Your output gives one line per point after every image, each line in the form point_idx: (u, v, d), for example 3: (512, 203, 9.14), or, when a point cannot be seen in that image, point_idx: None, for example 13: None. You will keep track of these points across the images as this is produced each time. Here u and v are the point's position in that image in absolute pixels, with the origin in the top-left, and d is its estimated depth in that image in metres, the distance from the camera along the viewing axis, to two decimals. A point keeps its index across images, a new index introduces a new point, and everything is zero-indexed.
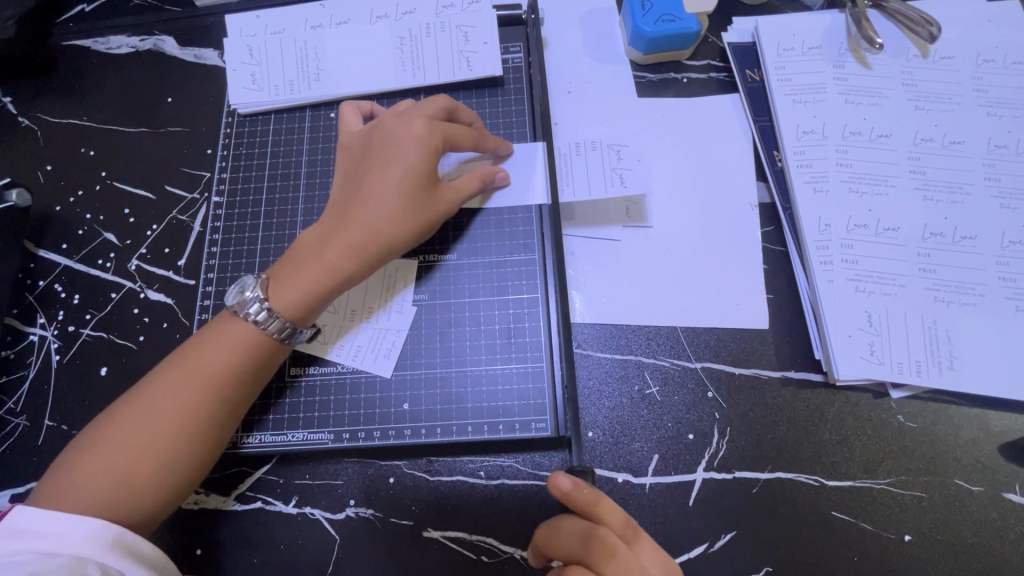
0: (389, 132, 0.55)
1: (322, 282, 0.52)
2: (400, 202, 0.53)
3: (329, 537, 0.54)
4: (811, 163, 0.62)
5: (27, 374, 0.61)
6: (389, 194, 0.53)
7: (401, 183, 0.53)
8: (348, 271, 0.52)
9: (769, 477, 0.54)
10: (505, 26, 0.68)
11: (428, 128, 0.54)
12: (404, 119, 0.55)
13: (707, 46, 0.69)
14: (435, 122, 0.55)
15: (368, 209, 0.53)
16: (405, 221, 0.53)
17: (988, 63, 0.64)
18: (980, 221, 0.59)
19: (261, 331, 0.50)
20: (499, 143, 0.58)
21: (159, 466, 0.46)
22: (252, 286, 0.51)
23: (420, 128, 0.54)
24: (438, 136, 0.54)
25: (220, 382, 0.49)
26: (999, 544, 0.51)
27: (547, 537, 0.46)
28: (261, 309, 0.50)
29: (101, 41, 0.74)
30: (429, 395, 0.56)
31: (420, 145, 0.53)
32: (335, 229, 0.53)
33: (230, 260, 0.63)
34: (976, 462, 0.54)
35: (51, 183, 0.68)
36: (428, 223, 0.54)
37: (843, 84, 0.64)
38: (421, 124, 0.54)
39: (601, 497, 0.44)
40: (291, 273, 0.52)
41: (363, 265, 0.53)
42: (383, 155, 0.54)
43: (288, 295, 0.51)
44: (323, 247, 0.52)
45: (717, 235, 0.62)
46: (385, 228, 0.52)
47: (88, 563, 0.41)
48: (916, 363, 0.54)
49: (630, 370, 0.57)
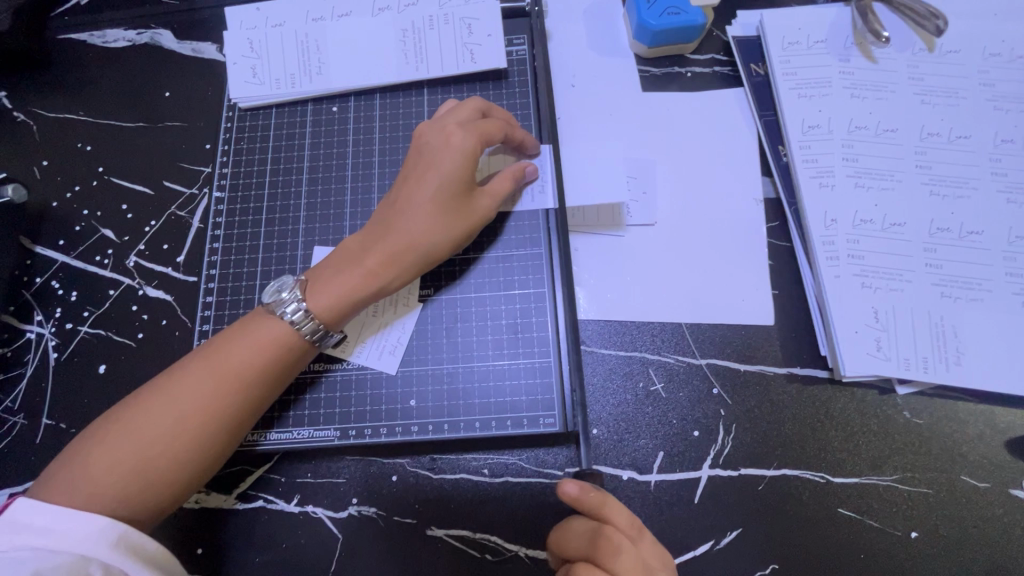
0: (427, 138, 0.55)
1: (358, 287, 0.51)
2: (437, 208, 0.53)
3: (331, 535, 0.54)
4: (817, 158, 0.61)
5: (24, 371, 0.60)
6: (423, 201, 0.53)
7: (440, 191, 0.53)
8: (384, 278, 0.52)
9: (775, 474, 0.53)
10: (509, 19, 0.68)
11: (466, 138, 0.54)
12: (440, 125, 0.56)
13: (711, 40, 0.68)
14: (472, 128, 0.55)
15: (407, 219, 0.53)
16: (443, 228, 0.53)
17: (994, 57, 0.63)
18: (986, 216, 0.58)
19: (296, 332, 0.50)
20: (535, 150, 0.60)
21: (175, 465, 0.45)
22: (291, 286, 0.52)
23: (456, 135, 0.54)
24: (473, 141, 0.54)
25: (245, 385, 0.48)
26: (1004, 540, 0.51)
27: (556, 541, 0.47)
28: (298, 309, 0.50)
29: (98, 34, 0.73)
30: (435, 391, 0.56)
31: (457, 151, 0.54)
32: (374, 236, 0.53)
33: (231, 258, 0.62)
34: (981, 459, 0.53)
35: (46, 179, 0.67)
36: (459, 228, 0.54)
37: (849, 78, 0.64)
38: (459, 133, 0.54)
39: (609, 498, 0.46)
40: (330, 275, 0.52)
41: (399, 273, 0.53)
42: (420, 163, 0.55)
43: (323, 299, 0.51)
44: (361, 255, 0.52)
45: (723, 229, 0.61)
46: (423, 235, 0.52)
47: (91, 563, 0.40)
48: (922, 359, 0.54)
49: (635, 367, 0.57)
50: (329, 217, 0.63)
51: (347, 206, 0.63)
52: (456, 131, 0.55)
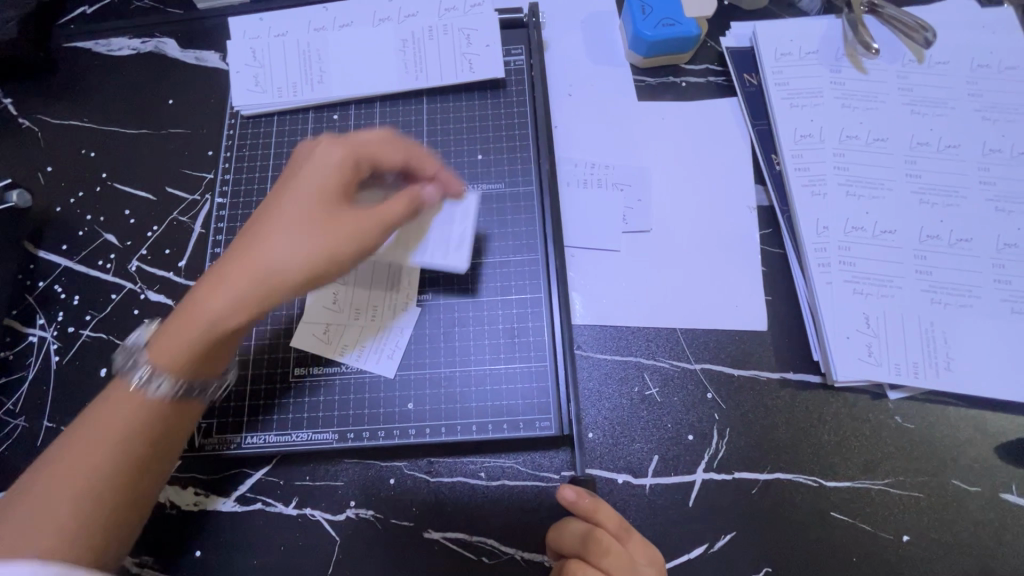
0: (299, 164, 0.51)
1: (198, 318, 0.45)
2: (289, 225, 0.47)
3: (329, 538, 0.54)
4: (809, 166, 0.62)
5: (26, 374, 0.61)
6: (276, 221, 0.47)
7: (298, 210, 0.47)
8: (223, 304, 0.45)
9: (768, 478, 0.54)
10: (507, 30, 0.69)
11: (336, 159, 0.50)
12: (312, 150, 0.52)
13: (705, 51, 0.70)
14: (341, 148, 0.50)
15: (255, 240, 0.47)
16: (294, 245, 0.46)
17: (983, 68, 0.65)
18: (975, 223, 0.59)
19: (145, 393, 0.46)
20: (454, 189, 0.55)
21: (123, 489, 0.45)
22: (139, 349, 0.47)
23: (325, 155, 0.50)
24: (343, 163, 0.50)
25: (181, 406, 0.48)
26: (995, 543, 0.52)
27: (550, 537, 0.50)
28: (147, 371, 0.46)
29: (103, 42, 0.74)
30: (433, 395, 0.56)
31: (322, 165, 0.49)
32: (224, 261, 0.47)
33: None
34: (973, 464, 0.54)
35: (51, 184, 0.68)
36: (317, 245, 0.46)
37: (840, 88, 0.65)
38: (330, 155, 0.50)
39: (601, 503, 0.48)
40: (179, 313, 0.47)
41: (240, 302, 0.45)
42: (285, 186, 0.50)
43: (164, 342, 0.46)
44: (203, 286, 0.46)
45: (716, 236, 0.62)
46: (268, 254, 0.46)
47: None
48: (912, 364, 0.55)
49: (630, 371, 0.58)
50: None
51: None
52: (333, 148, 0.51)
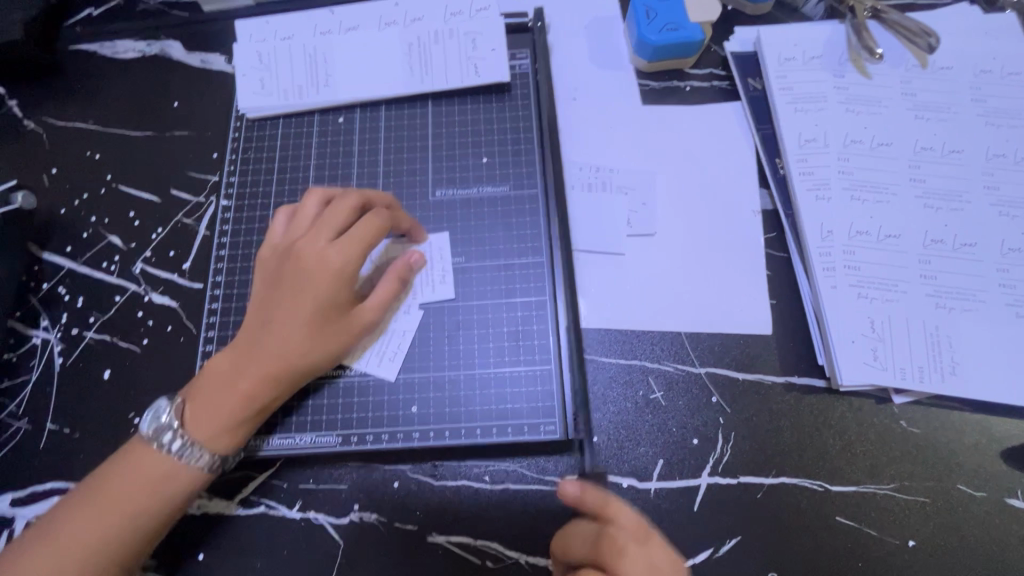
0: (304, 255, 0.53)
1: (237, 415, 0.51)
2: (312, 329, 0.52)
3: (332, 542, 0.54)
4: (814, 171, 0.62)
5: (30, 376, 0.61)
6: (297, 323, 0.52)
7: (316, 312, 0.52)
8: (261, 401, 0.51)
9: (774, 482, 0.54)
10: (512, 33, 0.69)
11: (345, 258, 0.53)
12: (316, 240, 0.54)
13: (710, 55, 0.70)
14: (348, 245, 0.53)
15: (281, 342, 0.52)
16: (319, 348, 0.52)
17: (986, 74, 0.65)
18: (979, 228, 0.59)
19: (179, 462, 0.50)
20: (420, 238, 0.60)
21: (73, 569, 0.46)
22: (167, 411, 0.51)
23: (334, 255, 0.53)
24: (351, 262, 0.53)
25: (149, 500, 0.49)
26: (1001, 549, 0.52)
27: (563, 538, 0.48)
28: (176, 436, 0.50)
29: (108, 45, 0.74)
30: (437, 397, 0.56)
31: (336, 268, 0.53)
32: (249, 357, 0.52)
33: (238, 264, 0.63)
34: (978, 469, 0.54)
35: (55, 185, 0.68)
36: (341, 347, 0.53)
37: (844, 93, 0.65)
38: (337, 254, 0.53)
39: (611, 499, 0.47)
40: (206, 407, 0.51)
41: (277, 398, 0.52)
42: (295, 281, 0.53)
43: (197, 430, 0.50)
44: (235, 381, 0.51)
45: (722, 240, 0.62)
46: (298, 357, 0.52)
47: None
48: (918, 369, 0.55)
49: (635, 375, 0.58)
50: None
51: None
52: (342, 242, 0.53)
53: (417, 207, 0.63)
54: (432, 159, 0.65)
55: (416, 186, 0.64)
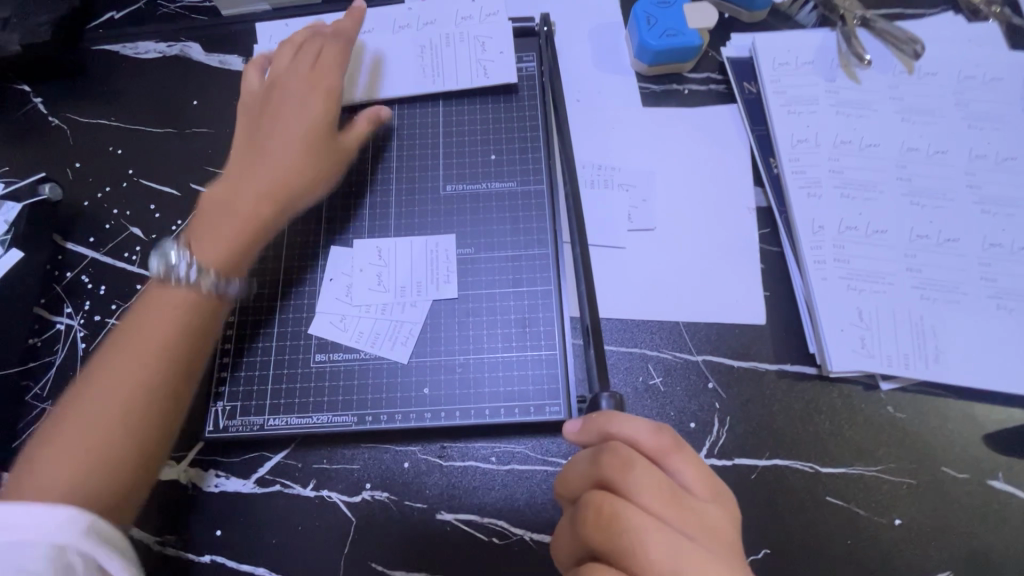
0: (286, 89, 0.63)
1: (245, 233, 0.56)
2: (303, 149, 0.61)
3: (345, 519, 0.56)
4: (805, 170, 0.66)
5: (53, 360, 0.63)
6: (291, 143, 0.60)
7: (305, 135, 0.61)
8: (263, 218, 0.58)
9: (767, 464, 0.57)
10: (519, 37, 0.73)
11: (323, 85, 0.64)
12: (296, 78, 0.64)
13: (708, 60, 0.74)
14: (326, 73, 0.64)
15: (276, 160, 0.59)
16: (310, 167, 0.61)
17: (969, 80, 0.68)
18: (962, 225, 0.62)
19: (196, 293, 0.52)
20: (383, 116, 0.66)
21: (122, 447, 0.46)
22: (176, 251, 0.53)
23: (315, 85, 0.63)
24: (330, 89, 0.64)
25: (165, 348, 0.49)
26: (983, 529, 0.54)
27: (563, 474, 0.45)
28: (192, 267, 0.53)
29: (130, 46, 0.78)
30: (448, 380, 0.59)
31: (321, 97, 0.63)
32: (248, 177, 0.59)
33: (252, 271, 0.63)
34: (961, 452, 0.57)
35: (79, 180, 0.71)
36: (330, 163, 0.62)
37: (835, 96, 0.68)
38: (317, 81, 0.64)
39: (612, 413, 0.44)
40: (212, 228, 0.56)
41: (280, 208, 0.59)
42: (281, 109, 0.62)
43: (206, 248, 0.55)
44: (239, 201, 0.57)
45: (718, 235, 0.65)
46: (293, 175, 0.59)
47: (68, 552, 0.38)
48: (903, 356, 0.58)
49: (635, 362, 0.61)
50: (351, 216, 0.66)
51: (366, 210, 0.66)
52: (323, 79, 0.64)
53: (428, 202, 0.66)
54: (442, 156, 0.68)
55: (428, 181, 0.67)
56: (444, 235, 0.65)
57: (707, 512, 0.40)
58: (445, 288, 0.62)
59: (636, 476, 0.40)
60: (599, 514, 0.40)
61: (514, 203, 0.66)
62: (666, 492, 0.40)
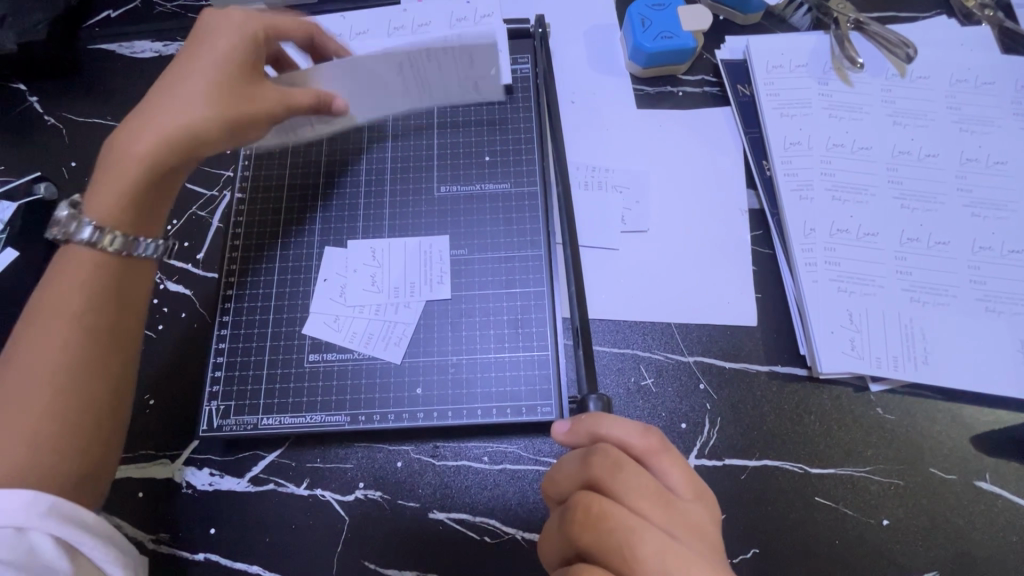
0: (212, 26, 0.57)
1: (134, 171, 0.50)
2: (210, 87, 0.53)
3: (338, 518, 0.56)
4: (797, 172, 0.66)
5: None
6: (199, 79, 0.53)
7: (218, 72, 0.54)
8: (154, 157, 0.51)
9: (757, 464, 0.57)
10: (514, 39, 0.73)
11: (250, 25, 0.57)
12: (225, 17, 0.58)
13: (702, 62, 0.74)
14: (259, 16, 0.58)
15: (179, 97, 0.53)
16: (215, 106, 0.53)
17: (961, 83, 0.69)
18: (952, 228, 0.63)
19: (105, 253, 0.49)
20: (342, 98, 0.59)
21: (74, 411, 0.45)
22: (67, 213, 0.49)
23: (240, 23, 0.57)
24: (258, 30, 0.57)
25: (95, 302, 0.48)
26: (970, 529, 0.55)
27: (550, 475, 0.45)
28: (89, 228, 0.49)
29: (126, 45, 0.78)
30: (440, 380, 0.59)
31: (234, 28, 0.56)
32: (146, 112, 0.52)
33: (251, 230, 0.66)
34: (949, 453, 0.57)
35: (75, 178, 0.71)
36: (239, 103, 0.54)
37: (828, 99, 0.69)
38: (245, 21, 0.57)
39: (601, 415, 0.45)
40: (103, 179, 0.51)
41: (179, 153, 0.52)
42: (198, 45, 0.56)
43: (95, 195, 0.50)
44: (130, 136, 0.51)
45: (711, 236, 0.66)
46: (192, 112, 0.52)
47: (32, 535, 0.39)
48: (892, 358, 0.58)
49: (627, 363, 0.61)
50: (345, 217, 0.66)
51: (360, 210, 0.67)
52: (240, 15, 0.58)
53: (423, 203, 0.67)
54: (437, 157, 0.69)
55: (422, 182, 0.68)
56: (437, 236, 0.65)
57: (693, 513, 0.41)
58: (439, 288, 0.62)
59: (623, 476, 0.41)
60: (586, 513, 0.40)
61: (507, 204, 0.66)
62: (652, 492, 0.41)
